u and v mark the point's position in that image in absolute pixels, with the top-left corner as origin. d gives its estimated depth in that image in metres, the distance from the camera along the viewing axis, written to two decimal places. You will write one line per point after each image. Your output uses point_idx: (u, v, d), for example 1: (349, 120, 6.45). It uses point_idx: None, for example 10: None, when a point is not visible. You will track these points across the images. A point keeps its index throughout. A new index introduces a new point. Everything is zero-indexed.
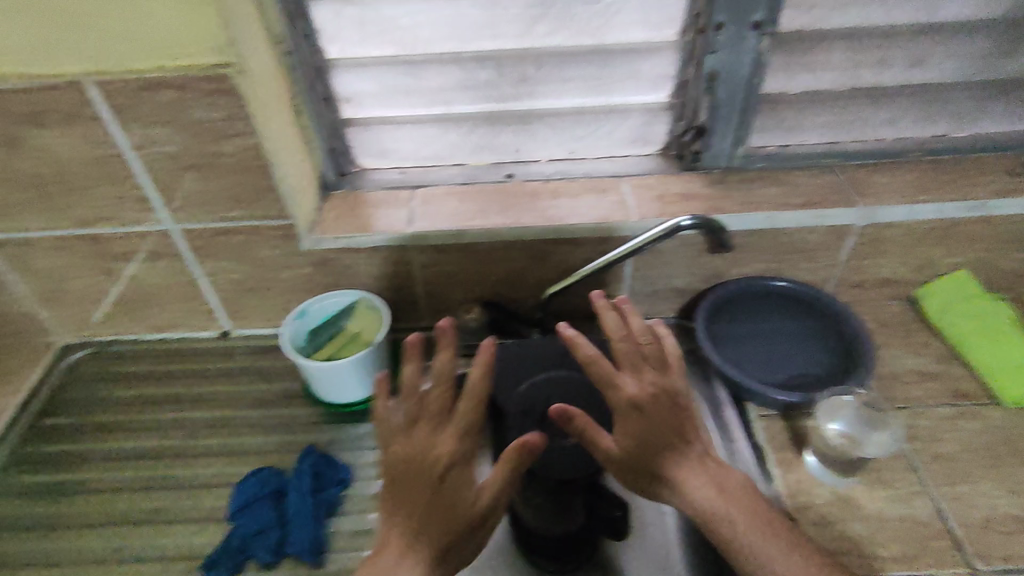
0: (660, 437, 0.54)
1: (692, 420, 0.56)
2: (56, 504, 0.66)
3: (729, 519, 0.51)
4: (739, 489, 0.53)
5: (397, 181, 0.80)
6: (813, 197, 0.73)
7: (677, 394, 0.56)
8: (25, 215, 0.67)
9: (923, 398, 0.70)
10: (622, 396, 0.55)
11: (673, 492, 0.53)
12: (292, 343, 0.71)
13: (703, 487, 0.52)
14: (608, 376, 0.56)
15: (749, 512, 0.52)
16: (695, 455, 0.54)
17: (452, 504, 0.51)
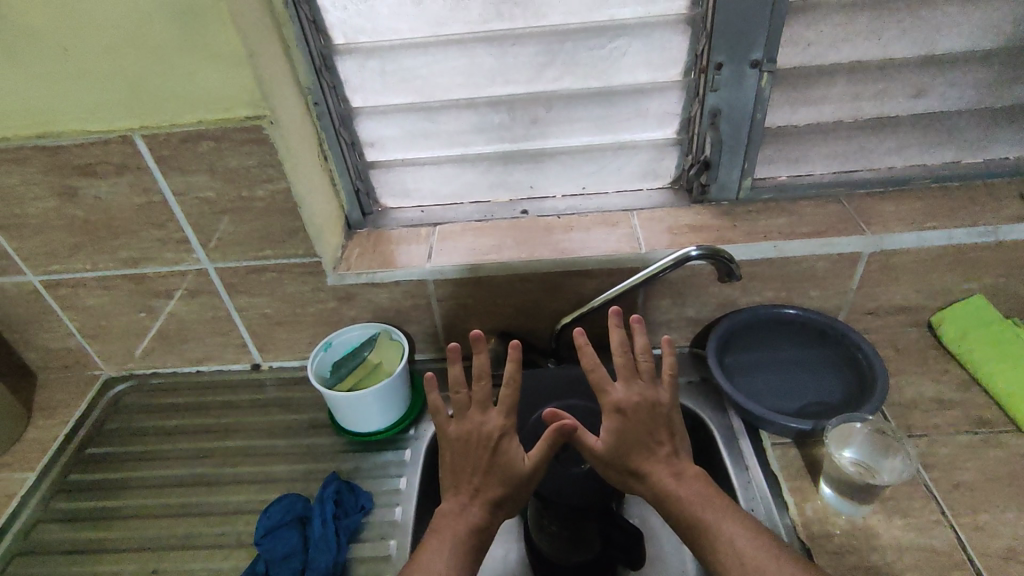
0: (633, 437, 0.59)
1: (670, 425, 0.60)
2: (97, 529, 0.69)
3: (688, 510, 0.55)
4: (699, 483, 0.57)
5: (417, 219, 0.84)
6: (821, 226, 0.74)
7: (656, 400, 0.60)
8: (77, 257, 0.73)
9: (942, 425, 0.70)
10: (607, 400, 0.61)
11: (642, 487, 0.58)
12: (317, 374, 0.74)
13: (666, 482, 0.57)
14: (597, 382, 0.62)
15: (710, 505, 0.55)
16: (665, 456, 0.58)
17: (457, 517, 0.56)
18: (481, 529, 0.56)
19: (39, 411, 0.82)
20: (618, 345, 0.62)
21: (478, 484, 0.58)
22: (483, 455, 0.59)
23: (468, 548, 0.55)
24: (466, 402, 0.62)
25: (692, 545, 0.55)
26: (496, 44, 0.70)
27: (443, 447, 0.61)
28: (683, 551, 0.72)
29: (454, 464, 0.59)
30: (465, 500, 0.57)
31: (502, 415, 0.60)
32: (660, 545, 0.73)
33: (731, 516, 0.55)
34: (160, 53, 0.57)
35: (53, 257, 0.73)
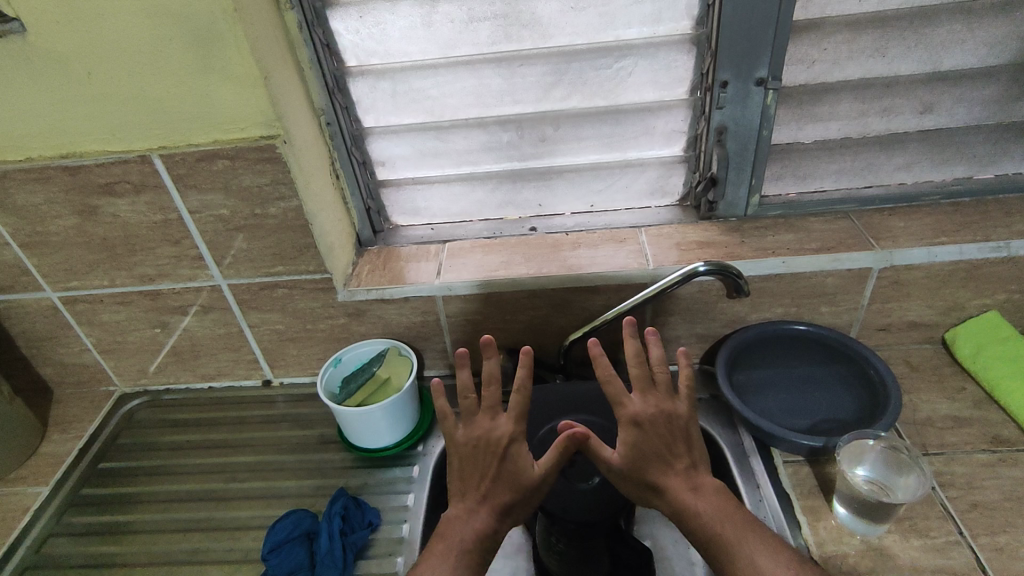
0: (651, 449, 0.58)
1: (687, 438, 0.59)
2: (107, 543, 0.70)
3: (705, 524, 0.54)
4: (720, 498, 0.56)
5: (427, 236, 0.85)
6: (830, 242, 0.74)
7: (673, 411, 0.60)
8: (95, 274, 0.74)
9: (958, 443, 0.68)
10: (623, 412, 0.60)
11: (660, 502, 0.57)
12: (325, 390, 0.74)
13: (684, 496, 0.56)
14: (614, 394, 0.61)
15: (728, 518, 0.55)
16: (684, 471, 0.58)
17: (464, 524, 0.56)
18: (487, 536, 0.56)
19: (55, 426, 0.83)
20: (632, 354, 0.61)
21: (485, 490, 0.57)
22: (491, 461, 0.58)
23: (472, 555, 0.55)
24: (475, 406, 0.61)
25: (713, 557, 0.54)
26: (504, 65, 0.72)
27: (452, 451, 0.61)
28: (696, 571, 0.71)
29: (461, 469, 0.59)
30: (471, 506, 0.57)
31: (511, 420, 0.60)
32: (672, 565, 0.72)
33: (748, 529, 0.54)
34: (178, 76, 0.59)
35: (72, 273, 0.74)
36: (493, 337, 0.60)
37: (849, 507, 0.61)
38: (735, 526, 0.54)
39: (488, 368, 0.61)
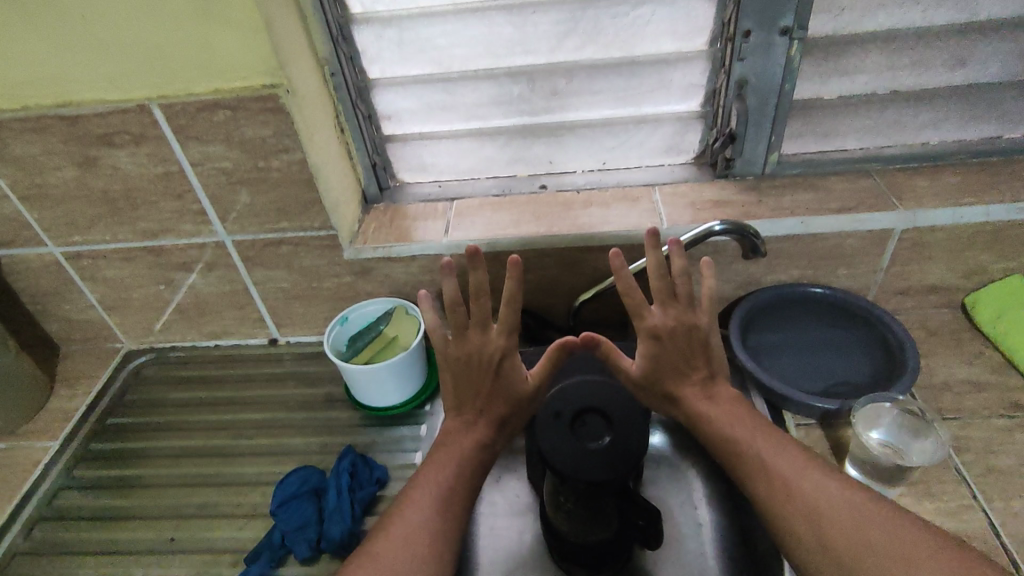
0: (669, 362, 0.61)
1: (705, 349, 0.62)
2: (117, 496, 0.70)
3: (716, 426, 0.58)
4: (733, 404, 0.60)
5: (435, 193, 0.83)
6: (851, 202, 0.72)
7: (694, 324, 0.61)
8: (97, 229, 0.73)
9: (974, 408, 0.67)
10: (643, 324, 0.61)
11: (676, 408, 0.62)
12: (333, 348, 0.73)
13: (699, 404, 0.60)
14: (634, 307, 0.61)
15: (739, 420, 0.58)
16: (699, 380, 0.61)
17: (467, 434, 0.60)
18: (487, 444, 0.60)
19: (62, 381, 0.83)
20: (654, 267, 0.60)
21: (484, 404, 0.61)
22: (486, 377, 0.61)
23: (471, 461, 0.58)
24: (465, 321, 0.61)
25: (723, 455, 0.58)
26: (515, 13, 0.68)
27: (445, 365, 0.62)
28: (703, 532, 0.71)
29: (456, 383, 0.61)
30: (471, 419, 0.61)
31: (503, 336, 0.60)
32: (679, 525, 0.72)
33: (759, 431, 0.57)
34: (175, 20, 0.56)
35: (73, 228, 0.73)
36: (480, 247, 0.57)
37: (861, 470, 0.61)
38: (748, 427, 0.57)
39: (476, 282, 0.58)
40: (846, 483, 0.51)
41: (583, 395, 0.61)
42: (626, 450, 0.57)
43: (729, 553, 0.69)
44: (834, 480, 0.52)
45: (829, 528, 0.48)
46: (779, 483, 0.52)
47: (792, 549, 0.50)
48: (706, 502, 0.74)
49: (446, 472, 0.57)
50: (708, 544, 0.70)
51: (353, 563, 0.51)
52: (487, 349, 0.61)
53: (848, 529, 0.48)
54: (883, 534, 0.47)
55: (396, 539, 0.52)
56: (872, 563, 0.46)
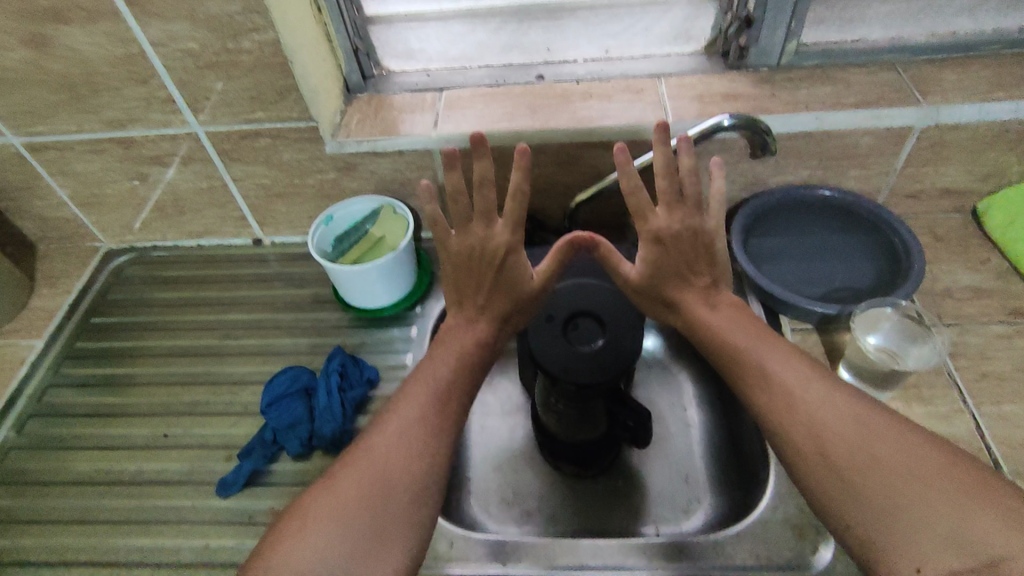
0: (670, 265, 0.58)
1: (710, 254, 0.58)
2: (108, 394, 0.70)
3: (717, 335, 0.55)
4: (735, 311, 0.57)
5: (423, 83, 0.76)
6: (872, 96, 0.67)
7: (699, 227, 0.57)
8: (58, 117, 0.68)
9: (975, 314, 0.66)
10: (645, 227, 0.58)
11: (675, 316, 0.59)
12: (318, 249, 0.71)
13: (699, 310, 0.57)
14: (638, 209, 0.57)
15: (742, 330, 0.55)
16: (701, 287, 0.58)
17: (466, 331, 0.58)
18: (488, 342, 0.58)
19: (42, 280, 0.81)
20: (661, 166, 0.56)
21: (485, 300, 0.58)
22: (488, 271, 0.58)
23: (472, 361, 0.56)
24: (468, 213, 0.57)
25: (725, 368, 0.54)
26: None
27: (446, 259, 0.59)
28: (690, 433, 0.73)
29: (456, 277, 0.59)
30: (472, 315, 0.58)
31: (508, 230, 0.57)
32: (667, 426, 0.74)
33: (764, 342, 0.53)
34: None
35: (32, 116, 0.67)
36: (485, 134, 0.53)
37: (854, 374, 0.61)
38: (751, 335, 0.54)
39: (480, 172, 0.55)
40: (857, 398, 0.48)
41: (577, 300, 0.60)
42: (618, 353, 0.55)
43: (715, 453, 0.71)
44: (842, 393, 0.49)
45: (830, 438, 0.46)
46: (779, 390, 0.50)
47: (791, 459, 0.48)
48: (696, 405, 0.75)
49: (445, 370, 0.54)
50: (696, 443, 0.72)
51: (348, 457, 0.49)
52: (490, 244, 0.58)
53: (852, 441, 0.45)
54: (888, 448, 0.44)
55: (392, 434, 0.50)
56: (873, 476, 0.43)
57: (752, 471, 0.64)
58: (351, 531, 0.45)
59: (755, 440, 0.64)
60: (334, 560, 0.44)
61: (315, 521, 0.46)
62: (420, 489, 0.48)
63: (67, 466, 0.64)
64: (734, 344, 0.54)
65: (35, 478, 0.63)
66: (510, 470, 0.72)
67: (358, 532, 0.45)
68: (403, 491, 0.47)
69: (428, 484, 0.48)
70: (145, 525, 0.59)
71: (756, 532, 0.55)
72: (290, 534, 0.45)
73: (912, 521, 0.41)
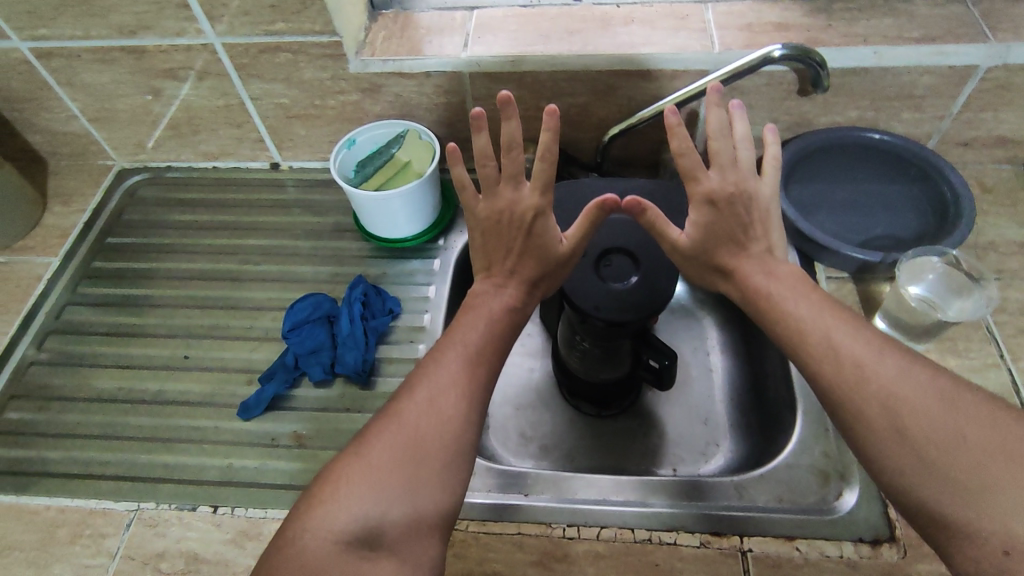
0: (725, 231, 0.51)
1: (764, 220, 0.52)
2: (126, 314, 0.69)
3: (776, 304, 0.49)
4: (795, 281, 0.50)
5: (452, 1, 0.72)
6: (936, 31, 0.62)
7: (753, 192, 0.52)
8: (66, 22, 0.64)
9: (1020, 269, 0.64)
10: (695, 189, 0.52)
11: (729, 285, 0.53)
12: (340, 173, 0.68)
13: (757, 279, 0.51)
14: (687, 169, 0.52)
15: (802, 298, 0.48)
16: (758, 253, 0.51)
17: (494, 298, 0.54)
18: (516, 309, 0.54)
19: (55, 197, 0.79)
20: (716, 126, 0.51)
21: (513, 266, 0.54)
22: (517, 237, 0.53)
23: (500, 327, 0.52)
24: (496, 175, 0.53)
25: (780, 339, 0.49)
26: None
27: (473, 224, 0.55)
28: (712, 378, 0.72)
29: (484, 243, 0.55)
30: (500, 281, 0.54)
31: (538, 193, 0.53)
32: (688, 371, 0.73)
33: (825, 309, 0.48)
34: None
35: (39, 19, 0.64)
36: (513, 94, 0.48)
37: (890, 324, 0.59)
38: (811, 305, 0.48)
39: (507, 134, 0.50)
40: (934, 369, 0.43)
41: (611, 236, 0.57)
42: (650, 291, 0.54)
43: (735, 398, 0.70)
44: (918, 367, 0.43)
45: (909, 414, 0.41)
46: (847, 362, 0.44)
47: (855, 433, 0.43)
48: (719, 351, 0.74)
49: (475, 335, 0.51)
50: (717, 388, 0.72)
51: (375, 425, 0.47)
52: (519, 208, 0.53)
53: (932, 415, 0.41)
54: (976, 424, 0.40)
55: (421, 401, 0.47)
56: (959, 455, 0.39)
57: (773, 417, 0.64)
58: (389, 496, 0.43)
59: (779, 387, 0.63)
60: (371, 524, 0.42)
61: (347, 490, 0.44)
62: (455, 456, 0.46)
63: (88, 383, 0.64)
64: (795, 315, 0.48)
65: (56, 393, 0.63)
66: (529, 407, 0.72)
67: (392, 500, 0.43)
68: (434, 457, 0.45)
69: (460, 450, 0.46)
70: (168, 444, 0.59)
71: (779, 474, 0.55)
72: (323, 500, 0.44)
73: (1010, 496, 0.37)
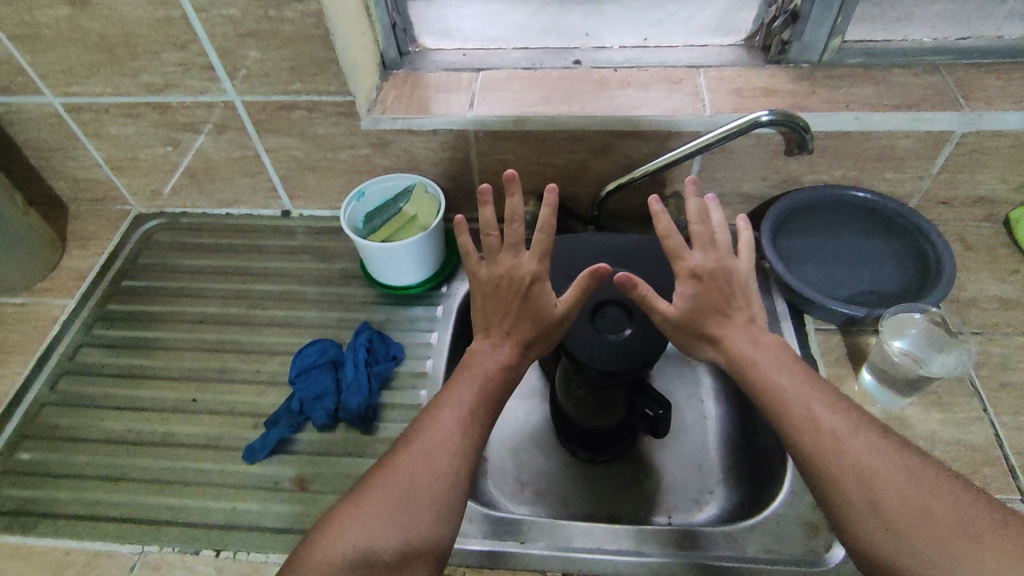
0: (708, 302, 0.55)
1: (745, 293, 0.57)
2: (137, 357, 0.71)
3: (761, 373, 0.52)
4: (777, 349, 0.54)
5: (459, 62, 0.76)
6: (913, 99, 0.66)
7: (733, 268, 0.57)
8: (97, 79, 0.68)
9: (1000, 324, 0.66)
10: (681, 265, 0.57)
11: (715, 352, 0.55)
12: (350, 225, 0.71)
13: (742, 346, 0.54)
14: (672, 249, 0.57)
15: (785, 368, 0.52)
16: (741, 322, 0.55)
17: (489, 357, 0.56)
18: (510, 368, 0.56)
19: (74, 241, 0.82)
20: (694, 213, 0.58)
21: (509, 327, 0.56)
22: (514, 299, 0.56)
23: (494, 387, 0.54)
24: (498, 244, 0.58)
25: (764, 407, 0.52)
26: None
27: (475, 288, 0.59)
28: (706, 425, 0.74)
29: (484, 305, 0.58)
30: (496, 341, 0.57)
31: (536, 260, 0.57)
32: (683, 417, 0.75)
33: (804, 381, 0.51)
34: None
35: (71, 76, 0.68)
36: (517, 172, 0.56)
37: (877, 376, 0.62)
38: (791, 377, 0.52)
39: (511, 207, 0.57)
40: (904, 445, 0.47)
41: (607, 289, 0.60)
42: (643, 344, 0.56)
43: (728, 445, 0.72)
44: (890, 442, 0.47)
45: (881, 487, 0.45)
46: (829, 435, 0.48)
47: (832, 501, 0.46)
48: (713, 398, 0.76)
49: (471, 394, 0.54)
50: (710, 435, 0.73)
51: (374, 477, 0.50)
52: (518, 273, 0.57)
53: (900, 488, 0.45)
54: (941, 502, 0.44)
55: (415, 455, 0.50)
56: (925, 529, 0.43)
57: (765, 465, 0.65)
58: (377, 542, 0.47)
59: (770, 435, 0.65)
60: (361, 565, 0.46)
61: (343, 538, 0.47)
62: (443, 509, 0.49)
63: (98, 425, 0.65)
64: (777, 383, 0.51)
65: (67, 434, 0.65)
66: (526, 453, 0.73)
67: (383, 547, 0.47)
68: (422, 509, 0.48)
69: (448, 504, 0.49)
70: (174, 486, 0.60)
71: (769, 526, 0.56)
72: (323, 541, 0.47)
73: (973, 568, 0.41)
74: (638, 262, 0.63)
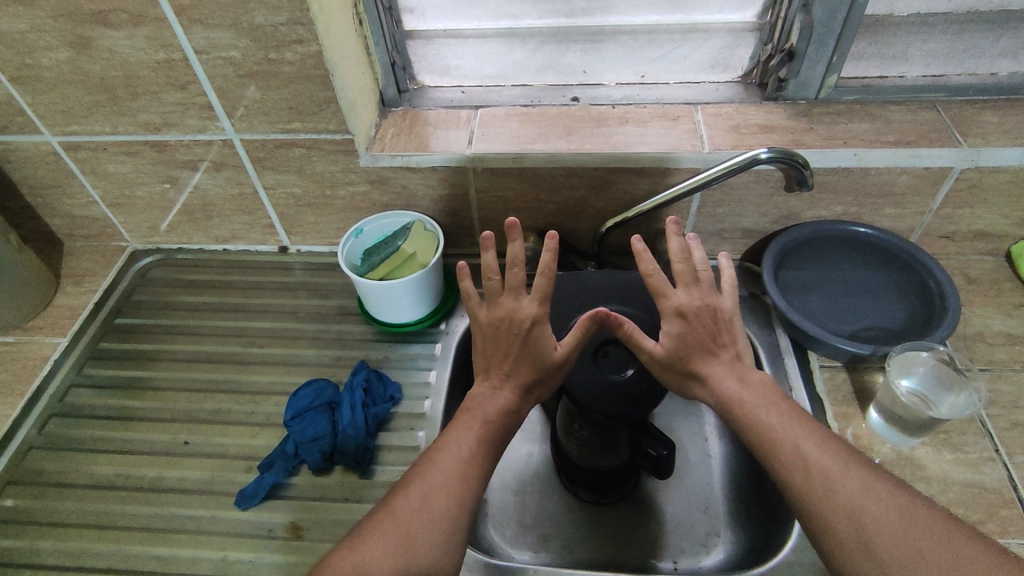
0: (696, 340, 0.54)
1: (731, 330, 0.56)
2: (129, 397, 0.70)
3: (749, 412, 0.51)
4: (767, 388, 0.53)
5: (458, 99, 0.77)
6: (911, 135, 0.66)
7: (718, 306, 0.56)
8: (95, 118, 0.68)
9: (1008, 361, 0.66)
10: (667, 304, 0.55)
11: (704, 391, 0.54)
12: (347, 260, 0.70)
13: (729, 385, 0.53)
14: (656, 287, 0.56)
15: (773, 407, 0.51)
16: (728, 359, 0.54)
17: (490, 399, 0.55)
18: (510, 413, 0.55)
19: (68, 278, 0.81)
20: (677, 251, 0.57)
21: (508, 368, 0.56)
22: (513, 343, 0.55)
23: (493, 430, 0.53)
24: (499, 287, 0.57)
25: (753, 446, 0.51)
26: None
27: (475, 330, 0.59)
28: (711, 465, 0.72)
29: (484, 347, 0.57)
30: (496, 384, 0.56)
31: (536, 303, 0.56)
32: (687, 457, 0.73)
33: (793, 419, 0.51)
34: None
35: (70, 116, 0.68)
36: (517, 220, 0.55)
37: (884, 417, 0.60)
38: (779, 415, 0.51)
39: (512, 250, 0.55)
40: (897, 486, 0.46)
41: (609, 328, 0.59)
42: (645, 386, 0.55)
43: (735, 486, 0.70)
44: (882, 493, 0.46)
45: (873, 530, 0.44)
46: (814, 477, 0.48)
47: (824, 544, 0.46)
48: (717, 436, 0.74)
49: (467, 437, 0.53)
50: (715, 476, 0.71)
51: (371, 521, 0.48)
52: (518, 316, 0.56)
53: (894, 531, 0.44)
54: (935, 546, 0.43)
55: (414, 498, 0.49)
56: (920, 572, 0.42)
57: (773, 508, 0.63)
58: None
59: None
60: None
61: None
62: (440, 557, 0.47)
63: (87, 469, 0.63)
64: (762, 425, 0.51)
65: (54, 479, 0.63)
66: (526, 494, 0.71)
67: None
68: (421, 558, 0.46)
69: (446, 552, 0.47)
70: (163, 534, 0.58)
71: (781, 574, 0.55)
72: None
73: None
74: (640, 302, 0.62)
